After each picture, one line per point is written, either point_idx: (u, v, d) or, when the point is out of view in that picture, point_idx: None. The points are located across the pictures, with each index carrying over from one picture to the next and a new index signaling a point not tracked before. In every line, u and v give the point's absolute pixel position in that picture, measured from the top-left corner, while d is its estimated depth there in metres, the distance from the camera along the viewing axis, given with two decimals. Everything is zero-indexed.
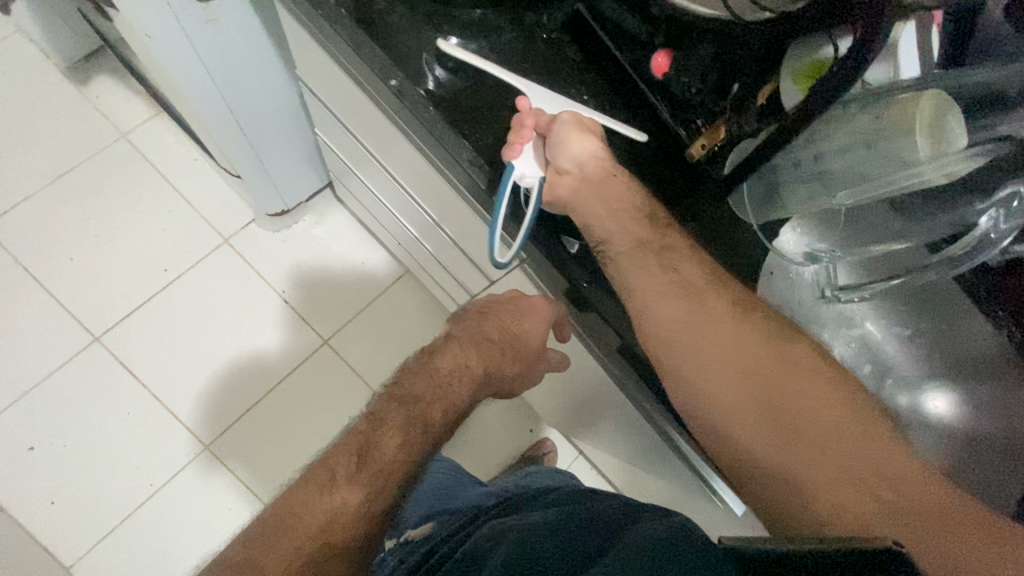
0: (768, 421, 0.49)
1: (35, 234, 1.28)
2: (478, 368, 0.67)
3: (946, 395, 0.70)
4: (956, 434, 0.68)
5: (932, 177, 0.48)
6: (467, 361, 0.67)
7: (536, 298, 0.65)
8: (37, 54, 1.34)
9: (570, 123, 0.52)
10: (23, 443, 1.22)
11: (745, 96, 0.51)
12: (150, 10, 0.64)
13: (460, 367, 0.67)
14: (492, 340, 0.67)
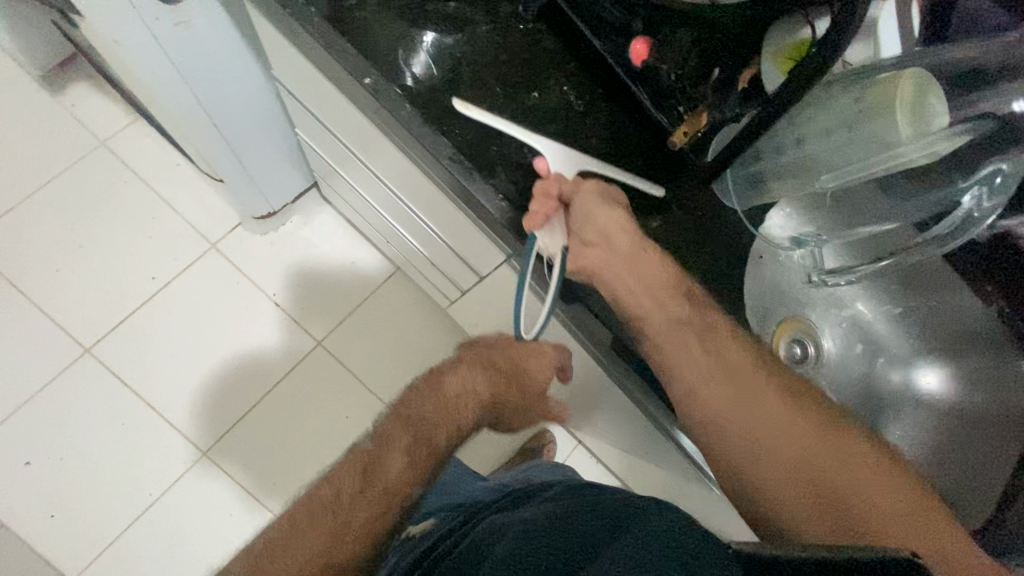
0: (769, 462, 0.51)
1: (19, 247, 1.27)
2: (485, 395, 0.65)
3: (937, 371, 0.72)
4: (945, 407, 0.70)
5: (915, 160, 0.48)
6: (475, 385, 0.65)
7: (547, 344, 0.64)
8: (11, 63, 1.32)
9: (593, 194, 0.53)
10: (19, 458, 1.21)
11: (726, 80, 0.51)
12: (118, 14, 0.62)
13: (467, 392, 0.65)
14: (499, 370, 0.66)
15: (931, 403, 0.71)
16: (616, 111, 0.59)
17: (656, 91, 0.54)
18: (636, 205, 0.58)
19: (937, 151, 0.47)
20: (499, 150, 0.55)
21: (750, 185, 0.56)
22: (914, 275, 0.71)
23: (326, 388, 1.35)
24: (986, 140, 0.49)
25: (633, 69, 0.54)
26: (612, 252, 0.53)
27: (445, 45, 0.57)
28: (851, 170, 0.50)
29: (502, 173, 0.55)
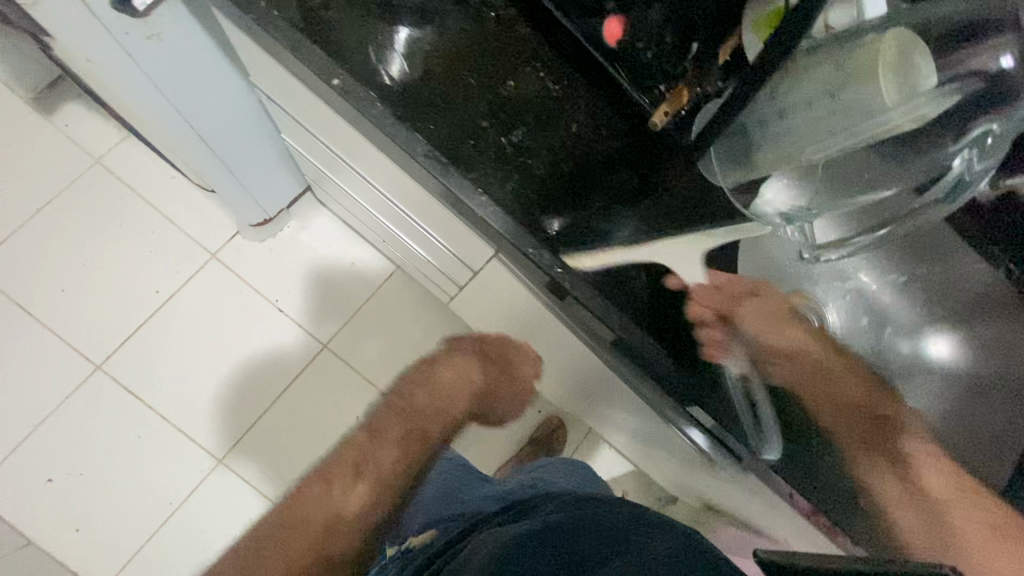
0: (914, 503, 0.55)
1: (21, 269, 1.27)
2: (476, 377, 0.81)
3: (947, 339, 0.69)
4: (960, 377, 0.67)
5: (904, 123, 0.45)
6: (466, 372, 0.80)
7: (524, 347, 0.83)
8: None
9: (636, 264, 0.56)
10: (39, 477, 1.22)
11: (706, 53, 0.49)
12: (87, 33, 0.61)
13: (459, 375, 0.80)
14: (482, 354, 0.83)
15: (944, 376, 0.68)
16: (595, 94, 0.57)
17: (634, 71, 0.52)
18: (620, 191, 0.57)
19: (925, 113, 0.45)
20: (477, 144, 0.54)
21: (735, 161, 0.55)
22: (910, 240, 0.70)
23: (336, 389, 1.36)
24: (981, 102, 0.46)
25: (608, 48, 0.52)
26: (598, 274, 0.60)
27: (416, 39, 0.55)
28: (837, 139, 0.48)
29: (480, 169, 0.54)
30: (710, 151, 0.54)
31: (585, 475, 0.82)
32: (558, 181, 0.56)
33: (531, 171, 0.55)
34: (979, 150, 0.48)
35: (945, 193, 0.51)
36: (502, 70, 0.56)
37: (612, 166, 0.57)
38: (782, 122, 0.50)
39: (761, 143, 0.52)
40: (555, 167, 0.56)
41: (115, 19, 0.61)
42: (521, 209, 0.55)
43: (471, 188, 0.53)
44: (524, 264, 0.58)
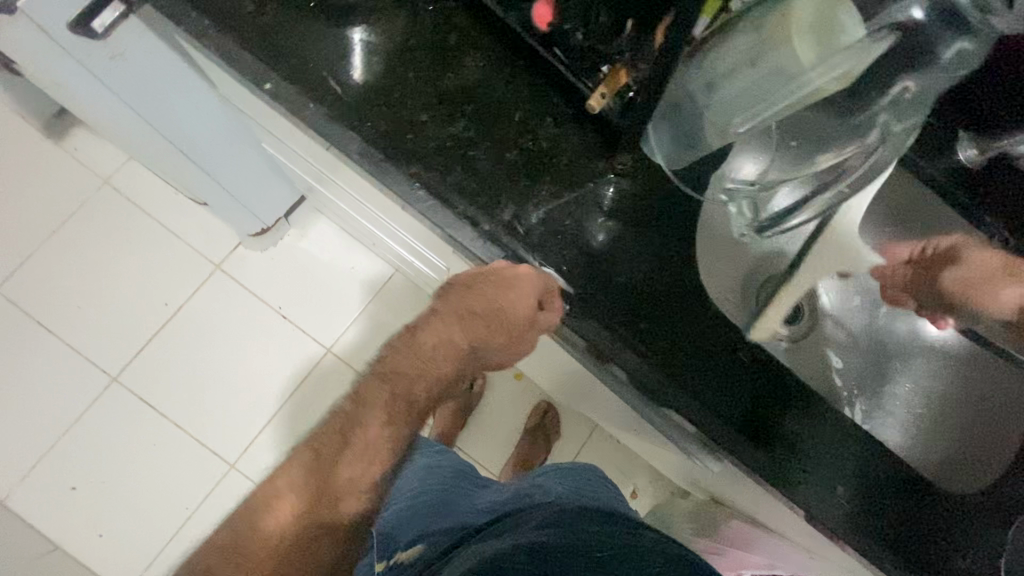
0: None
1: (39, 289, 1.33)
2: (463, 341, 0.69)
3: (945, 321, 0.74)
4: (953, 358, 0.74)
5: (835, 80, 0.41)
6: (451, 335, 0.68)
7: (522, 268, 0.52)
8: (10, 117, 1.37)
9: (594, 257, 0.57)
10: (63, 486, 1.28)
11: (639, 28, 0.47)
12: (49, 57, 0.63)
13: (444, 342, 0.68)
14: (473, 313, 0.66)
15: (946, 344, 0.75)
16: (537, 81, 0.56)
17: (570, 55, 0.51)
18: (567, 179, 0.56)
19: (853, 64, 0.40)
20: (417, 137, 0.54)
21: (673, 137, 0.52)
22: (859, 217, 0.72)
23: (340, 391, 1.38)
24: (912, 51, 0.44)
25: (539, 31, 0.51)
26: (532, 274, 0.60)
27: (353, 39, 0.55)
28: (766, 105, 0.44)
29: (422, 162, 0.53)
30: (646, 129, 0.52)
31: (590, 482, 0.80)
32: (504, 170, 0.55)
33: (473, 161, 0.54)
34: (897, 110, 0.49)
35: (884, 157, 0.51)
36: (439, 63, 0.56)
37: (557, 151, 0.56)
38: (709, 96, 0.46)
39: (693, 117, 0.49)
40: (499, 157, 0.55)
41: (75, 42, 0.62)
42: (465, 200, 0.53)
43: (410, 182, 0.53)
44: (473, 258, 0.57)
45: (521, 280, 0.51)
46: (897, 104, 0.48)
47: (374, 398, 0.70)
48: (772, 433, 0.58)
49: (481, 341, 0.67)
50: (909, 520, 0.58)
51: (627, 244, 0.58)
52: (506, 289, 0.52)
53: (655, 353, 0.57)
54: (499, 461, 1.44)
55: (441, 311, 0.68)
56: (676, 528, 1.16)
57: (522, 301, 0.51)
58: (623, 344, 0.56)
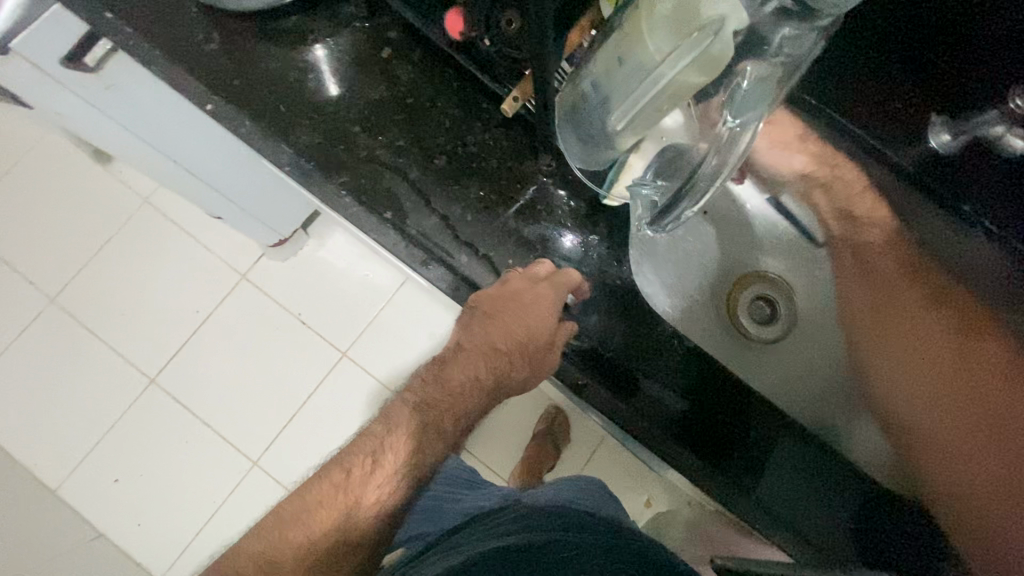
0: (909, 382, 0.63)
1: (90, 299, 1.48)
2: (488, 379, 0.60)
3: None
4: None
5: (692, 71, 0.38)
6: (478, 373, 0.60)
7: (540, 287, 0.55)
8: (64, 145, 1.52)
9: (525, 259, 0.59)
10: (109, 477, 1.41)
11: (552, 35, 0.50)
12: (52, 91, 0.71)
13: (471, 380, 0.61)
14: (502, 350, 0.58)
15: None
16: (466, 90, 0.59)
17: (484, 65, 0.56)
18: (494, 182, 0.59)
19: (710, 55, 0.37)
20: (349, 147, 0.57)
21: (580, 141, 0.51)
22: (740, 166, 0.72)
23: (354, 395, 1.44)
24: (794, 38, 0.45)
25: (454, 40, 0.56)
26: (546, 308, 0.55)
27: (293, 60, 0.59)
28: (631, 102, 0.42)
29: (352, 172, 0.56)
30: (558, 135, 0.52)
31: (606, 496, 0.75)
32: (432, 174, 0.58)
33: (402, 166, 0.57)
34: (734, 105, 0.45)
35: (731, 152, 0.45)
36: (371, 76, 0.59)
37: (482, 154, 0.59)
38: (596, 96, 0.46)
39: (590, 118, 0.48)
40: (428, 163, 0.58)
41: (67, 75, 0.69)
42: (391, 204, 0.56)
43: (336, 190, 0.56)
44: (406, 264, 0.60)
45: (542, 300, 0.55)
46: (734, 97, 0.45)
47: (399, 417, 0.63)
48: (736, 455, 0.59)
49: (506, 371, 0.60)
50: (885, 537, 0.56)
51: (569, 249, 0.60)
52: (531, 311, 0.54)
53: (610, 372, 0.59)
54: (507, 466, 1.38)
55: (464, 344, 0.60)
56: (673, 542, 1.12)
57: (548, 318, 0.55)
58: (577, 361, 0.59)
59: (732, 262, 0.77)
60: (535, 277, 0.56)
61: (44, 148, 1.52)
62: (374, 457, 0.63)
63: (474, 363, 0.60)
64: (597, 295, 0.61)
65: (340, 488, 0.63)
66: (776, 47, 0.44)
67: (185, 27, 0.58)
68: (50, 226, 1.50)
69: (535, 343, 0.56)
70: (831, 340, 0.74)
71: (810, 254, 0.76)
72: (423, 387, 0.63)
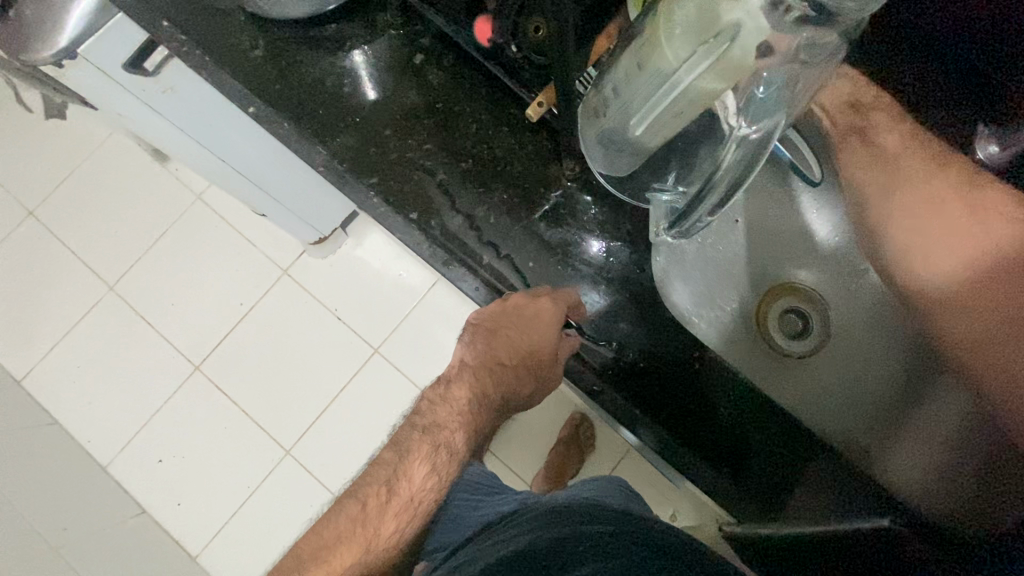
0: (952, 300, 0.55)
1: (144, 288, 1.57)
2: (495, 395, 0.64)
3: None
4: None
5: (710, 75, 0.40)
6: (484, 389, 0.64)
7: (542, 302, 0.55)
8: (127, 143, 1.62)
9: (546, 264, 0.60)
10: (154, 457, 1.49)
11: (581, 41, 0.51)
12: (115, 95, 0.77)
13: (477, 395, 0.64)
14: (505, 365, 0.63)
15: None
16: (494, 94, 0.60)
17: (509, 67, 0.57)
18: (518, 184, 0.60)
19: (728, 59, 0.39)
20: (379, 150, 0.59)
21: (601, 147, 0.51)
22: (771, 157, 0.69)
23: (384, 392, 1.47)
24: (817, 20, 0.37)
25: (483, 47, 0.57)
26: (547, 325, 0.55)
27: (331, 65, 0.61)
28: (648, 105, 0.43)
29: (380, 174, 0.58)
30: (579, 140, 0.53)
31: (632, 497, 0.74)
32: (458, 176, 0.59)
33: (429, 168, 0.59)
34: (753, 107, 0.42)
35: (749, 147, 0.43)
36: (403, 79, 0.61)
37: (508, 157, 0.60)
38: (615, 100, 0.46)
39: (608, 126, 0.48)
40: (454, 164, 0.59)
41: (128, 79, 0.74)
42: (418, 206, 0.58)
43: (365, 191, 0.58)
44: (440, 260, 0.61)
45: (543, 315, 0.55)
46: (749, 104, 0.42)
47: (413, 447, 0.62)
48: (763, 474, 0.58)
49: (513, 388, 0.65)
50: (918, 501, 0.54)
51: (591, 254, 0.61)
52: (532, 326, 0.55)
53: (626, 383, 0.59)
54: (530, 469, 1.38)
55: (469, 361, 0.64)
56: None
57: (550, 334, 0.55)
58: (592, 367, 0.59)
59: (755, 277, 0.73)
60: (536, 293, 0.55)
61: (111, 146, 1.62)
62: (389, 490, 0.60)
63: (481, 379, 0.64)
64: (619, 303, 0.61)
65: (356, 520, 0.60)
66: (795, 51, 0.40)
67: (233, 34, 0.61)
68: (113, 219, 1.60)
69: (538, 356, 0.59)
70: (869, 357, 0.68)
71: (847, 268, 0.70)
72: (432, 409, 0.64)
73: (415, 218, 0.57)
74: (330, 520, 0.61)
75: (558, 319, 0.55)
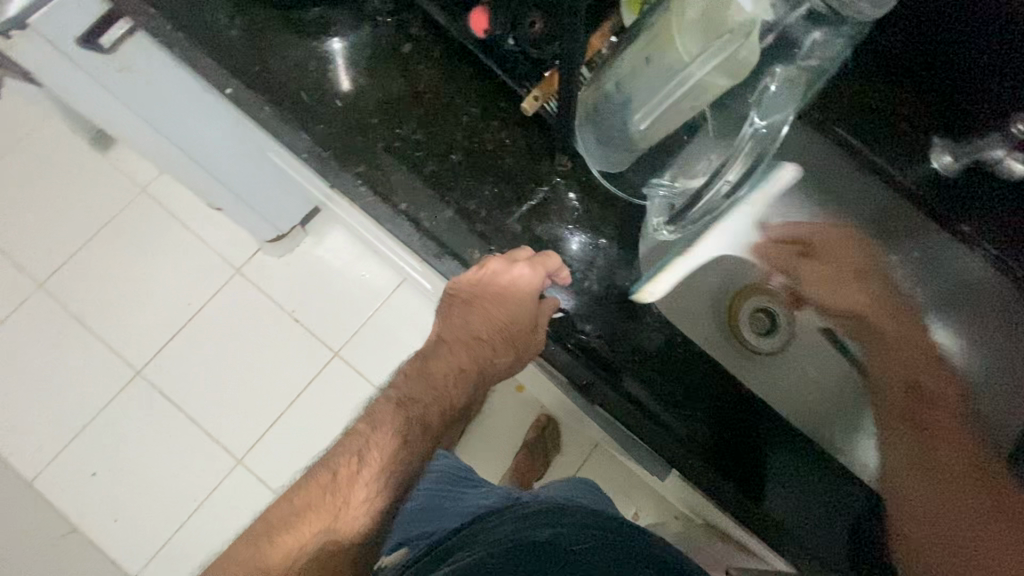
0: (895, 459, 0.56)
1: (78, 287, 1.45)
2: (472, 369, 0.60)
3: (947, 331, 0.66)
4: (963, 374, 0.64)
5: (717, 71, 0.42)
6: (460, 364, 0.60)
7: (517, 268, 0.53)
8: (64, 131, 1.50)
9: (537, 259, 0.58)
10: (87, 469, 1.37)
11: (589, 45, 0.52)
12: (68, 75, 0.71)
13: (453, 372, 0.60)
14: (482, 340, 0.58)
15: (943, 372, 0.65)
16: (483, 87, 0.60)
17: (501, 59, 0.57)
18: (508, 177, 0.59)
19: (736, 58, 0.41)
20: (364, 139, 0.57)
21: (598, 144, 0.53)
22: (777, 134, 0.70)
23: (344, 398, 1.42)
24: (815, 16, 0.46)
25: (476, 37, 0.56)
26: (521, 292, 0.53)
27: (314, 49, 0.59)
28: (656, 99, 0.46)
29: (367, 162, 0.57)
30: (575, 139, 0.53)
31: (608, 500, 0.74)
32: (446, 168, 0.58)
33: (417, 160, 0.58)
34: (763, 106, 0.52)
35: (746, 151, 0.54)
36: (391, 68, 0.60)
37: (498, 149, 0.59)
38: (620, 95, 0.48)
39: (610, 120, 0.50)
40: (443, 157, 0.58)
41: (82, 55, 0.69)
42: (407, 199, 0.56)
43: (352, 180, 0.56)
44: (487, 213, 0.58)
45: (519, 283, 0.53)
46: (761, 97, 0.51)
47: (393, 406, 0.61)
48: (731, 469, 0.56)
49: (489, 362, 0.59)
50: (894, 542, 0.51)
51: (585, 250, 0.59)
52: (508, 295, 0.53)
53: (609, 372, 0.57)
54: (495, 473, 1.37)
55: (445, 337, 0.61)
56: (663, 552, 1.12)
57: (526, 303, 0.54)
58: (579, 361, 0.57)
59: (731, 276, 0.72)
60: (513, 258, 0.54)
61: (44, 133, 1.50)
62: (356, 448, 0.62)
63: (456, 354, 0.60)
64: (610, 301, 0.59)
65: (330, 487, 0.62)
66: (807, 51, 0.50)
67: (210, 13, 0.59)
68: (45, 211, 1.47)
69: (518, 323, 0.55)
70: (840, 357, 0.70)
71: None
72: (423, 399, 0.61)
73: (405, 209, 0.56)
74: (307, 483, 0.64)
75: (534, 287, 0.54)
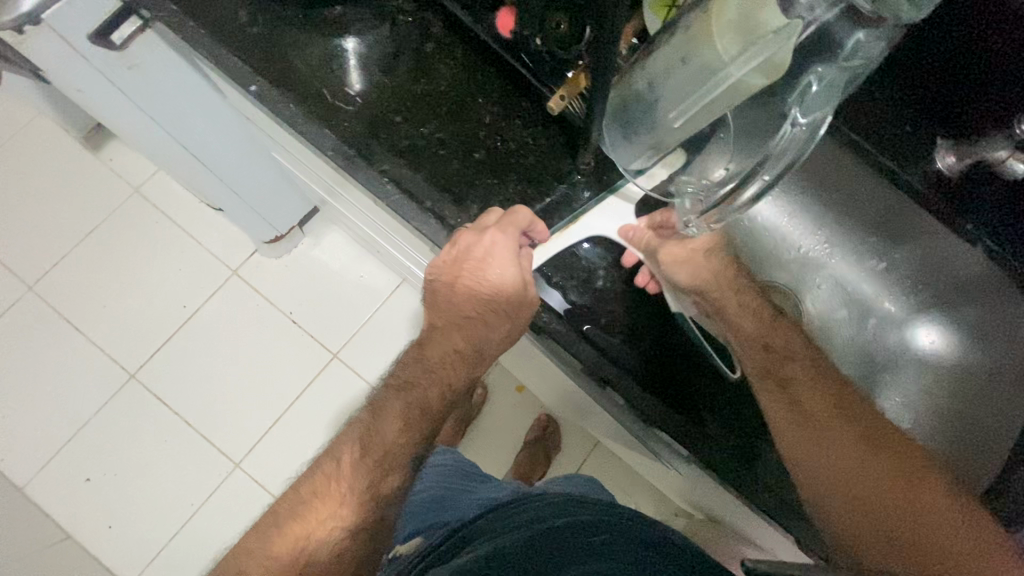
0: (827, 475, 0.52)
1: (69, 289, 1.42)
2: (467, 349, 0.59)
3: (935, 327, 0.70)
4: (949, 365, 0.69)
5: (757, 72, 0.43)
6: (454, 344, 0.60)
7: (488, 235, 0.53)
8: (55, 131, 1.47)
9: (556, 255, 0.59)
10: (80, 475, 1.34)
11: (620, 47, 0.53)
12: (79, 73, 0.70)
13: (448, 354, 0.60)
14: (470, 316, 0.58)
15: (938, 360, 0.69)
16: (504, 87, 0.61)
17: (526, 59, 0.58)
18: (530, 176, 0.59)
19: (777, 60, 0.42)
20: (388, 138, 0.58)
21: (625, 141, 0.54)
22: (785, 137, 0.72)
23: (344, 400, 1.41)
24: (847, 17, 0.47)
25: (504, 38, 0.58)
26: (500, 260, 0.53)
27: (336, 48, 0.59)
28: (690, 99, 0.47)
29: (391, 160, 0.57)
30: (602, 135, 0.54)
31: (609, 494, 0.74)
32: (470, 167, 0.58)
33: (441, 159, 0.58)
34: (804, 103, 0.52)
35: (785, 151, 0.54)
36: (413, 68, 0.60)
37: (520, 148, 0.60)
38: (651, 95, 0.49)
39: (638, 119, 0.51)
40: (467, 156, 0.59)
41: (95, 53, 0.68)
42: (432, 198, 0.57)
43: (377, 178, 0.56)
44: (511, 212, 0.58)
45: (494, 251, 0.53)
46: (802, 96, 0.52)
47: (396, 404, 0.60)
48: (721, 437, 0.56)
49: (484, 341, 0.58)
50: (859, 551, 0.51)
51: (603, 247, 0.61)
52: (487, 265, 0.54)
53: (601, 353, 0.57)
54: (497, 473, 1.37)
55: (441, 324, 0.60)
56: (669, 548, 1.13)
57: (506, 268, 0.54)
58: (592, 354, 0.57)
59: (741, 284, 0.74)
60: (482, 227, 0.54)
61: (35, 132, 1.48)
62: (363, 446, 0.59)
63: (448, 336, 0.60)
64: (631, 297, 0.60)
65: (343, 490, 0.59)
66: (851, 52, 0.50)
67: (233, 11, 0.59)
68: (35, 211, 1.45)
69: (503, 292, 0.55)
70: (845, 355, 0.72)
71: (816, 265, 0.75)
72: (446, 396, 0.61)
73: (431, 207, 0.57)
74: None
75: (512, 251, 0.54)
